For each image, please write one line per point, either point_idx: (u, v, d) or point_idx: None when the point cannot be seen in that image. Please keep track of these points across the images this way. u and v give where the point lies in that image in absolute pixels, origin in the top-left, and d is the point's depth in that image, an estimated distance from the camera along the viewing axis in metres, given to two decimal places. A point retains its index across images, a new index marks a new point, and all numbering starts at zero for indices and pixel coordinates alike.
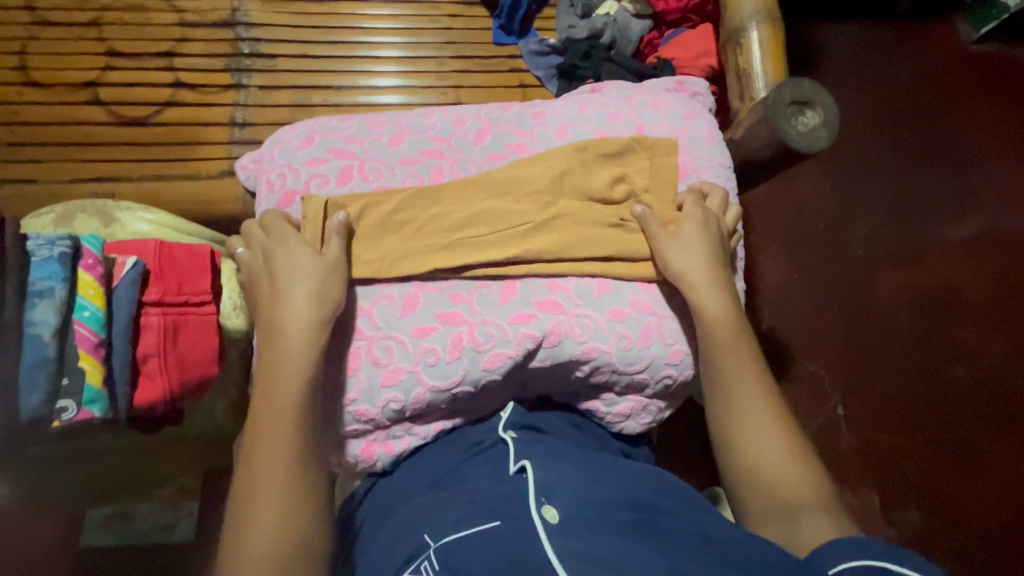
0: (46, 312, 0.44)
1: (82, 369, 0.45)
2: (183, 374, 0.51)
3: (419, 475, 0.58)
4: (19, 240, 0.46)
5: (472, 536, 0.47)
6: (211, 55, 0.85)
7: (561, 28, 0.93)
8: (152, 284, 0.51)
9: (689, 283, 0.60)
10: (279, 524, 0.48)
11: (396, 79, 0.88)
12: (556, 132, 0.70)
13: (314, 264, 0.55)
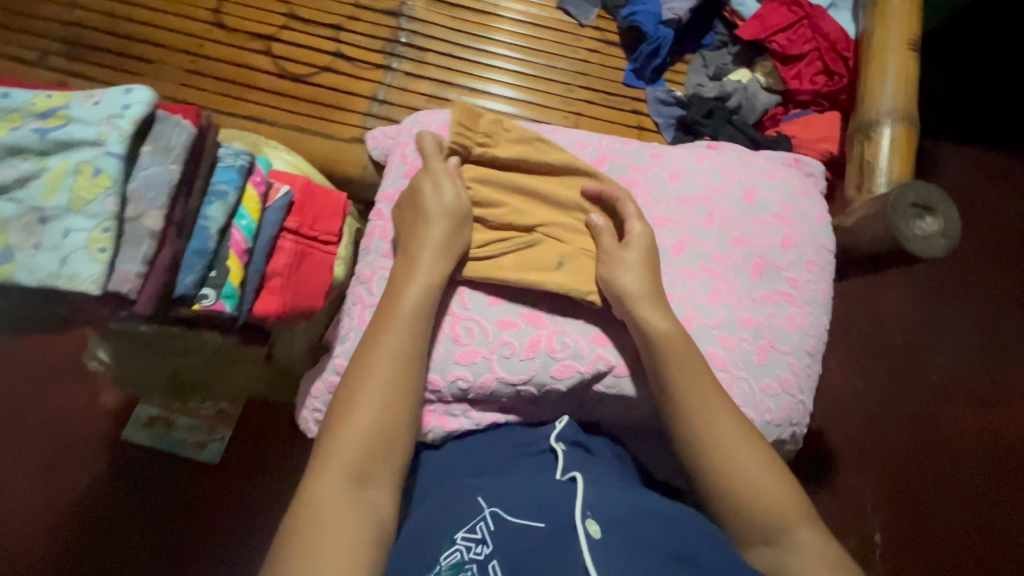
0: (217, 210, 0.51)
1: (228, 267, 0.51)
2: (294, 300, 0.56)
3: (469, 460, 0.58)
4: (216, 145, 0.54)
5: (520, 527, 0.48)
6: (372, 37, 0.93)
7: (690, 84, 0.96)
8: (294, 214, 0.58)
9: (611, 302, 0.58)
10: (379, 420, 0.49)
11: (526, 95, 0.94)
12: (671, 175, 0.72)
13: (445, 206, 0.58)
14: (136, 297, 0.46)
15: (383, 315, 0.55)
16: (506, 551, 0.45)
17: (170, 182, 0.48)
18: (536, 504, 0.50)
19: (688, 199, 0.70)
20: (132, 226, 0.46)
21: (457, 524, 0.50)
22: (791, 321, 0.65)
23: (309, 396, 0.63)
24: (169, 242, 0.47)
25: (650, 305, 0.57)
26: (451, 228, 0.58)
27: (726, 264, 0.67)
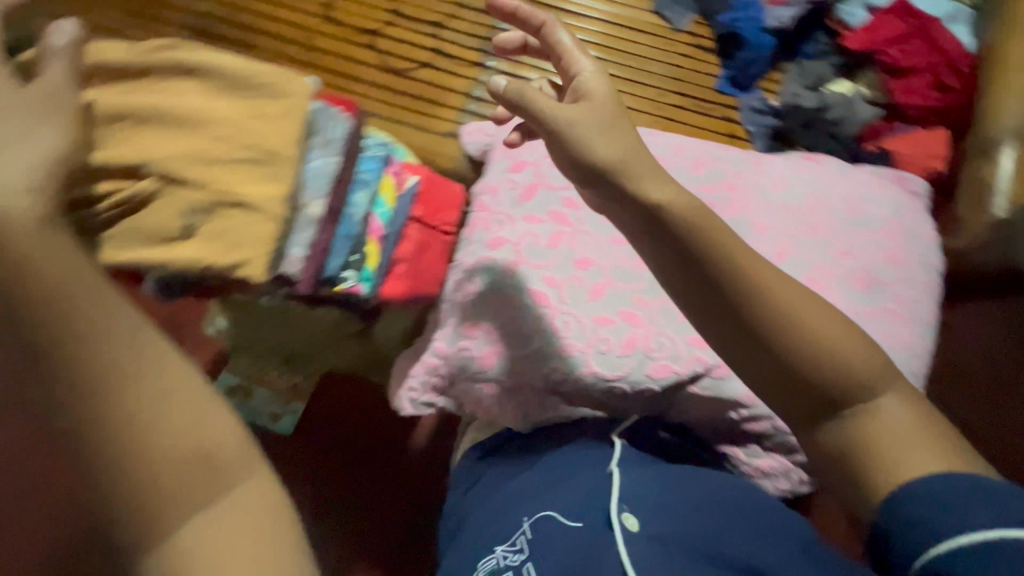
0: (361, 198, 0.59)
1: (366, 250, 0.60)
2: (416, 285, 0.63)
3: (542, 453, 0.60)
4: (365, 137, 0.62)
5: (561, 522, 0.52)
6: (471, 36, 0.97)
7: (787, 93, 0.94)
8: (419, 204, 0.64)
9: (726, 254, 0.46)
10: (169, 453, 0.31)
11: (616, 98, 0.95)
12: (772, 183, 0.71)
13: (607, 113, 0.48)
14: (298, 278, 0.55)
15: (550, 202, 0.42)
16: (542, 546, 0.51)
17: (334, 175, 0.57)
18: (583, 487, 0.54)
19: (791, 209, 0.69)
20: (302, 213, 0.55)
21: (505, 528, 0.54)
22: (896, 339, 0.63)
23: (406, 377, 0.66)
24: (326, 228, 0.57)
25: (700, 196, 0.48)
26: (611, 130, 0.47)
27: (830, 275, 0.65)
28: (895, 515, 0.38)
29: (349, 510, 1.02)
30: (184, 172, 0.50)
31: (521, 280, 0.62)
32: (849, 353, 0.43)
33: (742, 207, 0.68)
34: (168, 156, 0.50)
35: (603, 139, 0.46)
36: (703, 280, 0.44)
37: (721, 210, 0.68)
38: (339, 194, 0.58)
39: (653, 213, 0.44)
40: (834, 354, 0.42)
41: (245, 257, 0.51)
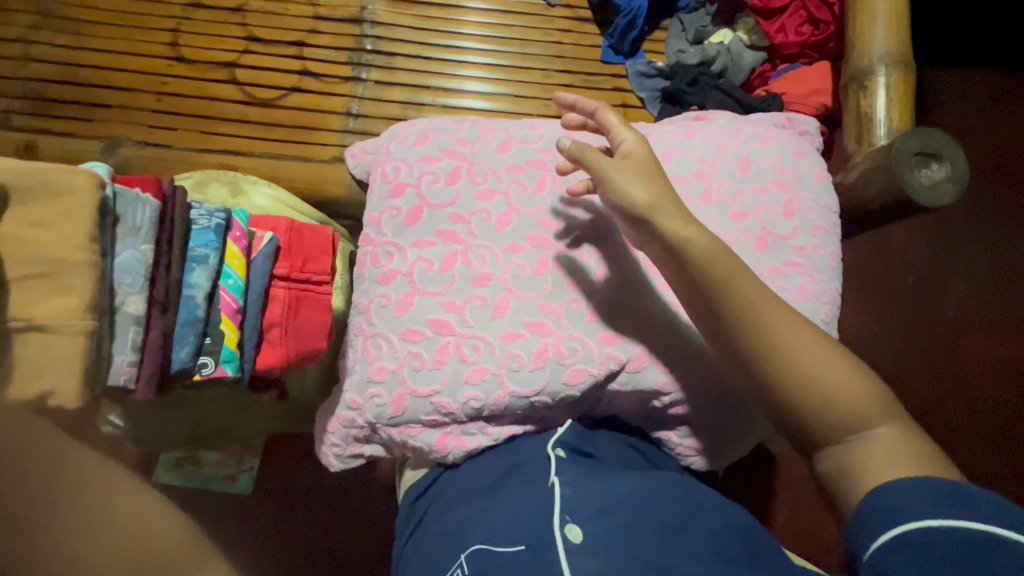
0: (199, 277, 0.54)
1: (221, 330, 0.54)
2: (298, 345, 0.60)
3: (479, 479, 0.58)
4: (186, 208, 0.56)
5: (502, 552, 0.49)
6: (336, 49, 0.90)
7: (670, 52, 0.93)
8: (282, 259, 0.61)
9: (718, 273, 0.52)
10: None
11: (503, 88, 0.91)
12: (661, 155, 0.70)
13: (642, 170, 0.56)
14: (134, 385, 0.50)
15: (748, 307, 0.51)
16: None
17: (148, 263, 0.51)
18: (518, 508, 0.52)
19: (683, 180, 0.68)
20: (118, 314, 0.50)
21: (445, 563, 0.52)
22: (803, 291, 0.63)
23: (325, 433, 0.63)
24: (154, 323, 0.51)
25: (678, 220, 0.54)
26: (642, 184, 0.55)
27: (728, 241, 0.64)
28: (869, 507, 0.43)
29: (323, 562, 0.98)
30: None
31: (418, 312, 0.59)
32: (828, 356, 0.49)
33: None
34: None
35: (635, 188, 0.55)
36: (716, 309, 0.52)
37: None
38: (168, 283, 0.53)
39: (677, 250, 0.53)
40: (836, 377, 0.48)
41: (52, 385, 0.45)
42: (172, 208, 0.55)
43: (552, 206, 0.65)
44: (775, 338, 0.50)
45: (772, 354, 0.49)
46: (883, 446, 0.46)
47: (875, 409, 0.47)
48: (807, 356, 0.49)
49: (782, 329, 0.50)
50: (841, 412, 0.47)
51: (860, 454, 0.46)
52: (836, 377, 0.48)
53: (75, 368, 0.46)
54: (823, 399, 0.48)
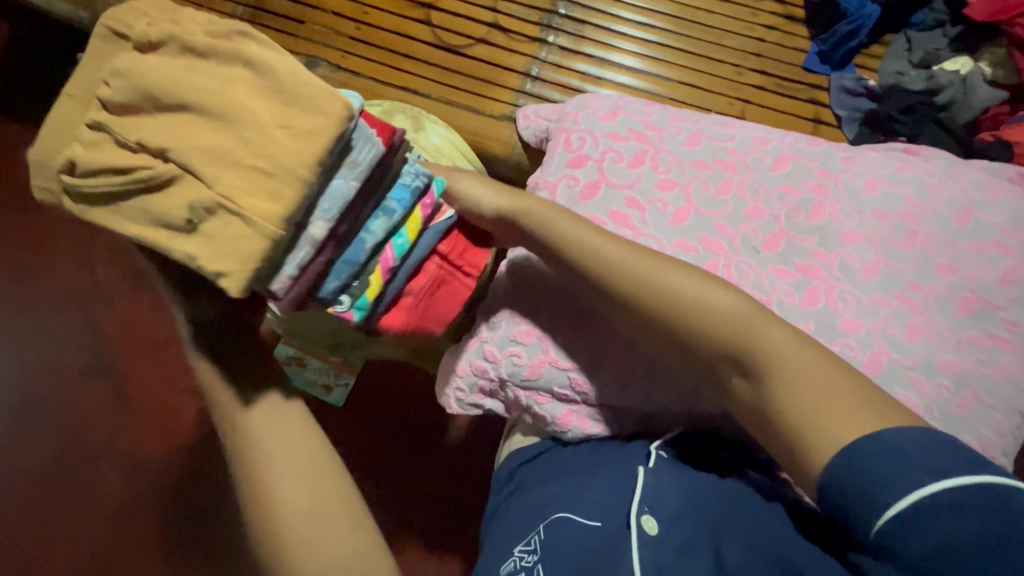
0: (379, 226, 0.53)
1: (370, 279, 0.54)
2: (421, 320, 0.61)
3: (576, 456, 0.59)
4: (402, 159, 0.54)
5: (578, 522, 0.52)
6: (530, 6, 0.90)
7: (887, 72, 0.83)
8: (447, 238, 0.61)
9: (640, 286, 0.50)
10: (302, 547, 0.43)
11: (689, 77, 0.86)
12: (865, 184, 0.63)
13: (572, 236, 0.54)
14: (279, 296, 0.49)
15: (658, 290, 0.49)
16: (557, 545, 0.51)
17: (346, 199, 0.49)
18: (602, 481, 0.54)
19: (886, 216, 0.60)
20: (300, 230, 0.48)
21: (526, 526, 0.55)
22: (1003, 371, 0.55)
23: (453, 375, 0.64)
24: (325, 251, 0.50)
25: (609, 267, 0.52)
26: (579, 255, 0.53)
27: (926, 295, 0.57)
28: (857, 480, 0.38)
29: (386, 482, 1.06)
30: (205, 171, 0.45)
31: None
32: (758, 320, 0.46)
33: (828, 212, 0.61)
34: (198, 149, 0.45)
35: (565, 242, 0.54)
36: (596, 283, 0.53)
37: (804, 216, 0.61)
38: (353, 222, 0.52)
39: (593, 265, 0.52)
40: (717, 319, 0.46)
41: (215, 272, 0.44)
42: (392, 156, 0.52)
43: (732, 212, 0.61)
44: (686, 317, 0.48)
45: (653, 317, 0.50)
46: (794, 368, 0.42)
47: (808, 356, 0.43)
48: (683, 298, 0.48)
49: (659, 284, 0.49)
50: (731, 351, 0.45)
51: (780, 403, 0.42)
52: (706, 310, 0.47)
53: (247, 263, 0.43)
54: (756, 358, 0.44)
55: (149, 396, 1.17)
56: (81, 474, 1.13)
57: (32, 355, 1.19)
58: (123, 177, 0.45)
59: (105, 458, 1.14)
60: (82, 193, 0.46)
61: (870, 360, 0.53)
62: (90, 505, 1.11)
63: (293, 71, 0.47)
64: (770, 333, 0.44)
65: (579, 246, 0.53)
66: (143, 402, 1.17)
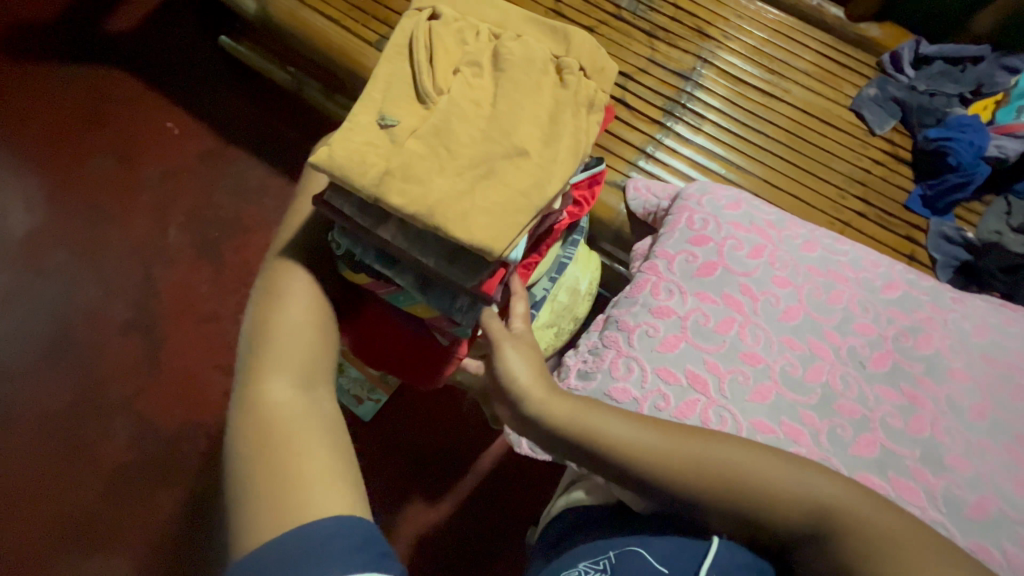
0: (407, 281, 0.51)
1: (360, 273, 0.53)
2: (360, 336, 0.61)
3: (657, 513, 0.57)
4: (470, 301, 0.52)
5: (649, 564, 0.50)
6: (656, 92, 0.97)
7: (984, 229, 0.86)
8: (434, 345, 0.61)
9: (696, 477, 0.49)
10: (285, 384, 0.47)
11: (795, 188, 0.90)
12: (973, 328, 0.63)
13: (617, 429, 0.51)
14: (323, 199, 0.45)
15: (717, 478, 0.48)
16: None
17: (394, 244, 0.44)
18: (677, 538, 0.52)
19: (995, 364, 0.61)
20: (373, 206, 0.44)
21: (590, 552, 0.55)
22: None
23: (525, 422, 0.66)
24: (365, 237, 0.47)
25: (664, 462, 0.49)
26: (628, 451, 0.50)
27: None
28: None
29: (392, 510, 1.02)
30: (373, 140, 0.41)
31: (682, 358, 0.59)
32: (812, 471, 0.49)
33: (936, 344, 0.61)
34: (376, 115, 0.42)
35: (609, 429, 0.51)
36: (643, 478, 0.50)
37: (912, 342, 0.61)
38: (411, 269, 0.50)
39: (647, 456, 0.50)
40: (779, 482, 0.48)
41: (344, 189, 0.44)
42: (465, 302, 0.53)
43: (842, 323, 0.62)
44: (748, 499, 0.48)
45: (726, 510, 0.49)
46: (863, 522, 0.46)
47: (861, 494, 0.47)
48: (746, 474, 0.48)
49: (717, 463, 0.49)
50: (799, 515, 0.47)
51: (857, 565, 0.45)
52: (769, 486, 0.48)
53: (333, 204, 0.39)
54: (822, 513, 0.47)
55: (186, 362, 1.17)
56: (94, 425, 1.11)
57: (88, 297, 1.21)
58: (421, 78, 0.43)
59: (122, 417, 1.12)
60: (408, 39, 0.45)
61: (977, 503, 0.52)
62: (93, 463, 1.08)
63: (487, 54, 0.45)
64: (824, 484, 0.48)
65: (623, 445, 0.50)
66: (178, 367, 1.16)
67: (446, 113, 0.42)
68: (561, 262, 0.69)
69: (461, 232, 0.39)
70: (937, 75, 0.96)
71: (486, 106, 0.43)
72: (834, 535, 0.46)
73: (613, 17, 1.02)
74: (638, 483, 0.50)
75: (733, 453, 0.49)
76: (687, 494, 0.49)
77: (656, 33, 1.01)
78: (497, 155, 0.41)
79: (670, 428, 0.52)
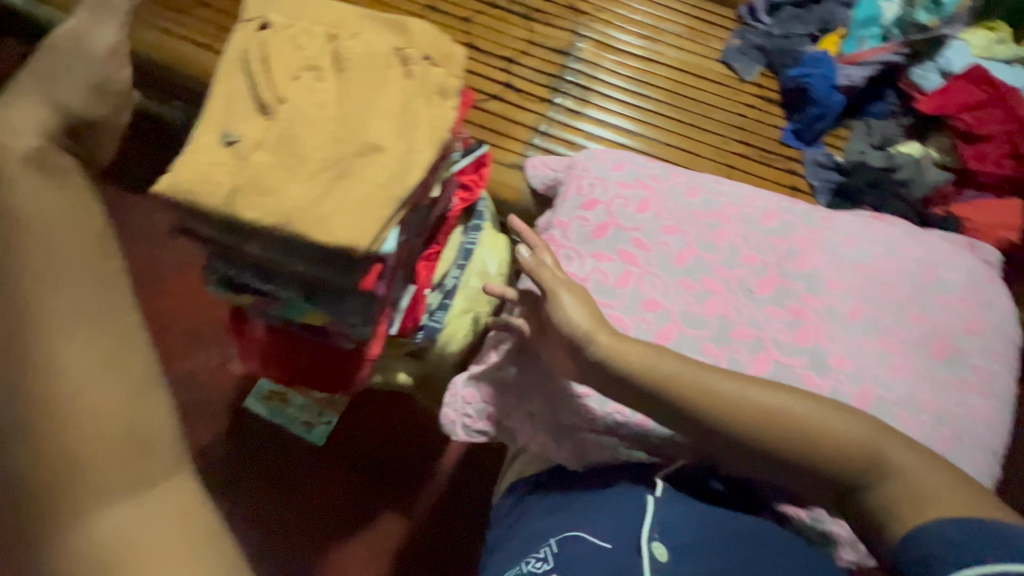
0: (290, 290, 0.50)
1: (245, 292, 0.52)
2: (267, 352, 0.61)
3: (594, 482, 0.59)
4: (359, 298, 0.51)
5: (592, 543, 0.53)
6: (540, 72, 1.00)
7: (852, 151, 0.94)
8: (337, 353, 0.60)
9: (765, 423, 0.50)
10: None
11: (683, 143, 0.96)
12: (843, 240, 0.70)
13: (690, 373, 0.52)
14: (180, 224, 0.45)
15: (785, 422, 0.50)
16: (570, 562, 0.52)
17: (266, 250, 0.44)
18: (610, 503, 0.56)
19: (865, 269, 0.67)
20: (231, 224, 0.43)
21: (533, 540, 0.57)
22: (974, 412, 0.60)
23: (456, 408, 0.66)
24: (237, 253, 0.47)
25: (735, 408, 0.50)
26: (699, 394, 0.51)
27: (905, 339, 0.62)
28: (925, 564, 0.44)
29: (362, 528, 1.01)
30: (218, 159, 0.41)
31: None
32: (879, 436, 0.50)
33: (812, 262, 0.67)
34: (219, 133, 0.42)
35: (678, 379, 0.51)
36: (705, 420, 0.51)
37: (792, 263, 0.67)
38: (291, 278, 0.49)
39: (713, 404, 0.51)
40: (840, 438, 0.49)
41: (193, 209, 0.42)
42: (355, 299, 0.51)
43: (730, 257, 0.67)
44: (807, 448, 0.49)
45: (785, 458, 0.50)
46: (912, 480, 0.48)
47: (895, 447, 0.49)
48: (813, 428, 0.49)
49: (781, 413, 0.50)
50: (842, 469, 0.49)
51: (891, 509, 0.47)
52: (834, 439, 0.49)
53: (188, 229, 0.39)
54: (870, 467, 0.49)
55: None
56: None
57: None
58: (251, 80, 0.43)
59: None
60: (241, 53, 0.45)
61: (860, 395, 0.58)
62: None
63: (324, 56, 0.45)
64: (888, 448, 0.49)
65: (695, 389, 0.51)
66: None
67: (290, 121, 0.42)
68: (466, 249, 0.71)
69: (324, 234, 0.40)
70: (790, 18, 1.04)
71: (330, 107, 0.43)
72: (881, 483, 0.48)
73: (488, 6, 1.04)
74: (700, 426, 0.51)
75: (814, 409, 0.50)
76: (749, 438, 0.50)
77: (531, 15, 1.04)
78: (349, 153, 0.42)
79: (752, 381, 0.52)
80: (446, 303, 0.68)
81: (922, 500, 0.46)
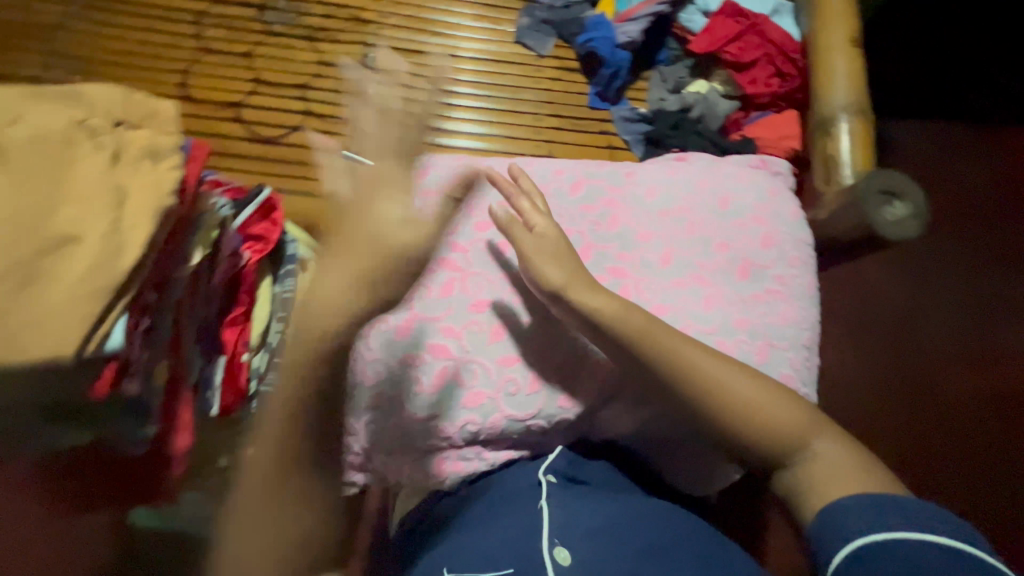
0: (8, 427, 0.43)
1: None
2: None
3: (484, 498, 0.58)
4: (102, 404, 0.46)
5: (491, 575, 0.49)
6: (338, 92, 0.95)
7: (653, 100, 1.00)
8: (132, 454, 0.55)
9: (715, 390, 0.52)
10: None
11: (499, 129, 0.97)
12: (647, 191, 0.73)
13: (661, 341, 0.54)
14: None
15: (735, 390, 0.52)
16: None
17: None
18: (493, 497, 0.57)
19: (669, 214, 0.71)
20: None
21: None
22: (784, 317, 0.66)
23: None
24: None
25: (685, 378, 0.53)
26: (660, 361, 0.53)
27: (713, 270, 0.68)
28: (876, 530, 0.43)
29: None
30: None
31: (418, 337, 0.61)
32: (820, 428, 0.51)
33: (623, 221, 0.71)
34: None
35: (644, 354, 0.54)
36: (661, 382, 0.54)
37: (604, 227, 0.70)
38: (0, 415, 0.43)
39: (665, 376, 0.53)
40: (785, 424, 0.51)
41: None
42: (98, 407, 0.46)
43: None
44: (747, 420, 0.51)
45: (725, 425, 0.52)
46: (831, 464, 0.48)
47: (816, 430, 0.51)
48: (756, 406, 0.51)
49: (732, 387, 0.52)
50: (769, 445, 0.51)
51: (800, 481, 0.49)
52: (774, 418, 0.51)
53: None
54: (795, 448, 0.50)
55: None
56: None
57: None
58: None
59: None
60: None
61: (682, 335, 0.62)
62: None
63: None
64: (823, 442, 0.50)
65: (659, 355, 0.53)
66: None
67: None
68: (285, 298, 0.66)
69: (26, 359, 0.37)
70: None
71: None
72: (805, 463, 0.49)
73: (266, 35, 0.98)
74: (658, 389, 0.54)
75: (771, 392, 0.52)
76: (694, 404, 0.53)
77: (314, 35, 0.99)
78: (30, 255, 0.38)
79: (725, 359, 0.54)
80: (277, 361, 0.65)
81: (824, 472, 0.48)
